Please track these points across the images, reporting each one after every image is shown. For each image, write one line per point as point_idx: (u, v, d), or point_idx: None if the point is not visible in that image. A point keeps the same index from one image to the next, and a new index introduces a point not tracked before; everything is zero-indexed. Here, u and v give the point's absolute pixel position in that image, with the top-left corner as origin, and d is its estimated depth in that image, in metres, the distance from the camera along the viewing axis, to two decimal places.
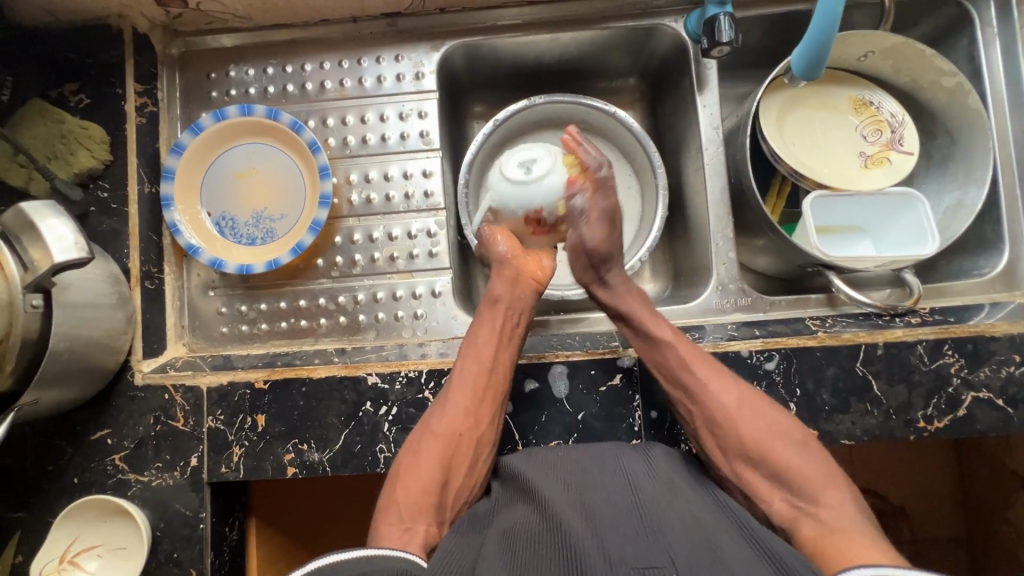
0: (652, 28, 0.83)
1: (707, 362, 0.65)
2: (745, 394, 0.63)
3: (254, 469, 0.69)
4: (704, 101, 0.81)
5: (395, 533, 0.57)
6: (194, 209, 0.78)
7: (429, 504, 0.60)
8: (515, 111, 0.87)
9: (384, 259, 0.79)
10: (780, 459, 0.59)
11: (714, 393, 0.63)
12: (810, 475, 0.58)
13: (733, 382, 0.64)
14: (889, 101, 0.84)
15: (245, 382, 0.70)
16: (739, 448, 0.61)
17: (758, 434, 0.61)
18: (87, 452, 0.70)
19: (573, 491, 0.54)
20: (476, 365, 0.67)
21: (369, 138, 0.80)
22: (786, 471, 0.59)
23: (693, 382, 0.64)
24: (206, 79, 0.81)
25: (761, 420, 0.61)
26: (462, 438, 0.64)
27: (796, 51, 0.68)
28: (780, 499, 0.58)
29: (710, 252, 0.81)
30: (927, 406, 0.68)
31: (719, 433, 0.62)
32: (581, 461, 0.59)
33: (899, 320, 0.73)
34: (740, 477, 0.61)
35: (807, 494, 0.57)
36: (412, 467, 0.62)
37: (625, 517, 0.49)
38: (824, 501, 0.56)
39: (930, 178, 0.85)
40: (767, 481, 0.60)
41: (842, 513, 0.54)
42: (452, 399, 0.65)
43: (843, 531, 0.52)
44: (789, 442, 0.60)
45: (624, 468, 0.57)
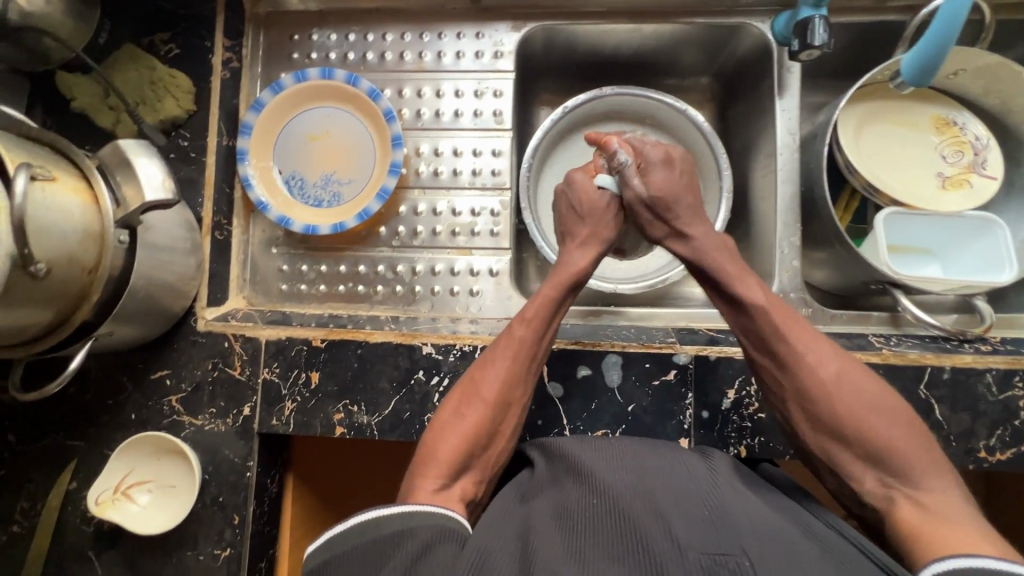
0: (737, 28, 0.81)
1: (801, 328, 0.62)
2: (845, 364, 0.60)
3: (304, 424, 0.71)
4: (783, 105, 0.80)
5: (434, 487, 0.55)
6: (266, 165, 0.79)
7: (468, 465, 0.59)
8: (586, 99, 0.87)
9: (445, 233, 0.80)
10: (878, 437, 0.55)
11: (811, 360, 0.60)
12: (913, 456, 0.53)
13: (829, 351, 0.60)
14: (974, 123, 0.82)
15: (303, 339, 0.72)
16: (831, 422, 0.57)
17: (857, 408, 0.56)
18: (146, 390, 0.72)
19: (630, 472, 0.54)
20: (529, 332, 0.66)
21: (442, 113, 0.80)
22: (885, 451, 0.54)
23: (786, 346, 0.61)
24: (289, 40, 0.82)
25: (859, 394, 0.57)
26: (507, 406, 0.63)
27: (914, 50, 0.64)
28: (877, 481, 0.54)
29: (773, 258, 0.80)
30: (990, 436, 0.66)
31: (811, 405, 0.58)
32: (630, 450, 0.58)
33: (968, 346, 0.71)
34: (830, 454, 0.57)
35: (908, 476, 0.52)
36: (456, 425, 0.61)
37: (687, 506, 0.49)
38: (926, 484, 0.52)
39: (1009, 206, 0.82)
40: (862, 459, 0.55)
41: (945, 497, 0.50)
42: (503, 363, 0.64)
43: (946, 520, 0.48)
44: (891, 420, 0.56)
45: (677, 460, 0.56)
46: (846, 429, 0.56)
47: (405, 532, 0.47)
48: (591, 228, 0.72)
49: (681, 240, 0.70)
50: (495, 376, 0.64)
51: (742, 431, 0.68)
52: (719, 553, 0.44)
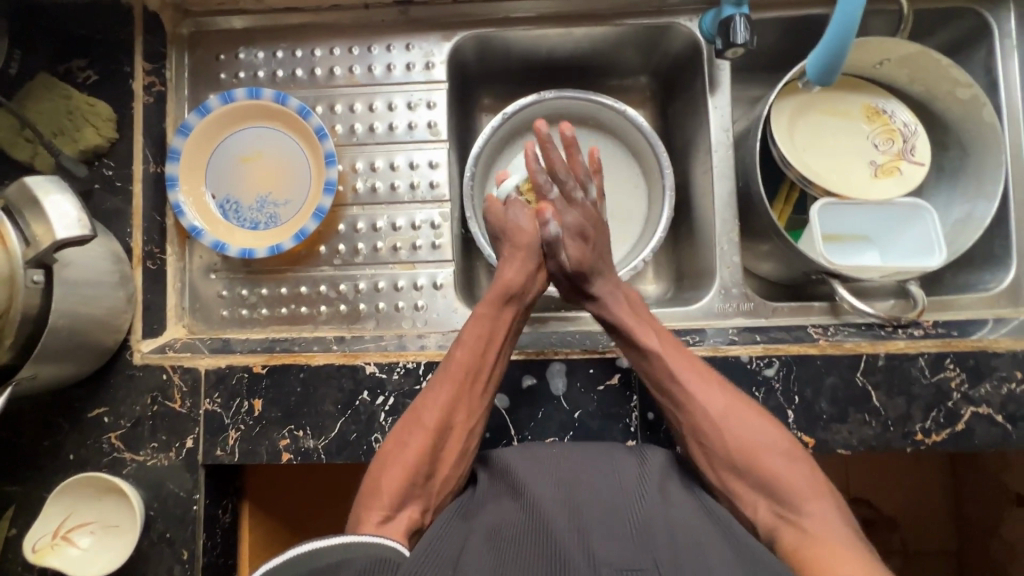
0: (667, 27, 0.82)
1: (694, 370, 0.64)
2: (735, 403, 0.62)
3: (249, 453, 0.69)
4: (716, 103, 0.80)
5: (376, 518, 0.56)
6: (198, 190, 0.77)
7: (414, 493, 0.59)
8: (524, 105, 0.87)
9: (387, 248, 0.79)
10: (767, 468, 0.58)
11: (704, 400, 0.62)
12: (798, 485, 0.56)
13: (722, 391, 0.63)
14: (903, 111, 0.83)
15: (243, 366, 0.70)
16: (727, 460, 0.60)
17: (745, 442, 0.59)
18: (84, 429, 0.70)
19: (563, 488, 0.54)
20: (469, 354, 0.67)
21: (376, 127, 0.79)
22: (773, 480, 0.57)
23: (684, 387, 0.63)
24: (215, 60, 0.80)
25: (747, 431, 0.60)
26: (451, 430, 0.64)
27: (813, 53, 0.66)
28: (768, 508, 0.57)
29: (714, 255, 0.80)
30: (925, 419, 0.68)
31: (706, 441, 0.61)
32: (570, 458, 0.59)
33: (902, 332, 0.72)
34: (727, 488, 0.59)
35: (794, 504, 0.55)
36: (399, 454, 0.61)
37: (613, 520, 0.50)
38: (810, 510, 0.54)
39: (940, 190, 0.84)
40: (755, 487, 0.58)
41: (826, 523, 0.53)
42: (445, 386, 0.65)
43: (825, 540, 0.51)
44: (777, 451, 0.59)
45: (613, 468, 0.57)
46: (739, 462, 0.59)
47: (348, 560, 0.47)
48: (512, 247, 0.73)
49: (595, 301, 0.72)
50: (440, 404, 0.64)
51: None
52: (635, 569, 0.44)
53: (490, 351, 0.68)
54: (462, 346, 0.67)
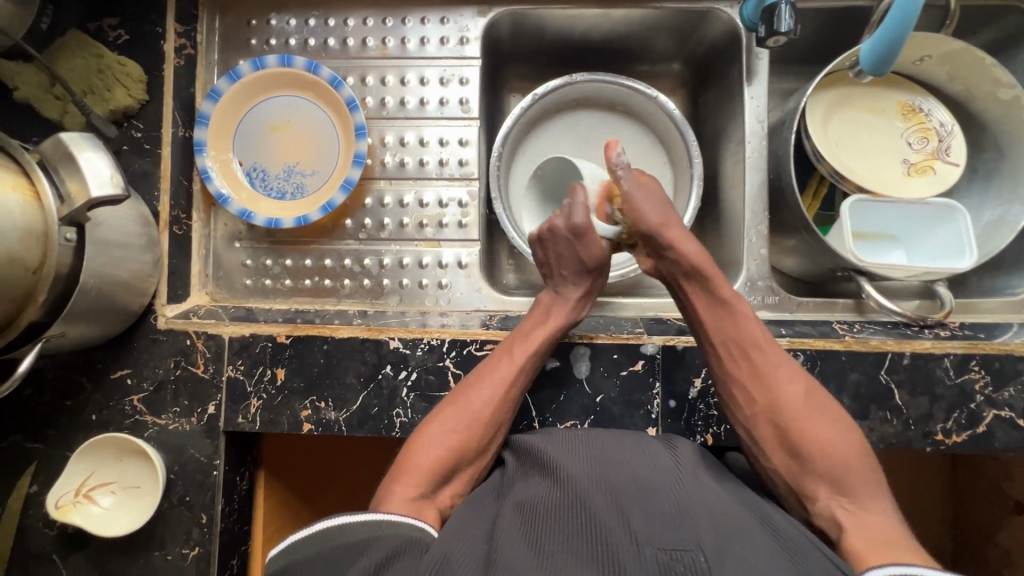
0: (706, 13, 0.80)
1: (774, 348, 0.65)
2: (811, 386, 0.62)
3: (270, 421, 0.70)
4: (752, 92, 0.79)
5: (408, 495, 0.57)
6: (226, 157, 0.77)
7: (446, 478, 0.60)
8: (555, 86, 0.86)
9: (413, 225, 0.78)
10: (831, 455, 0.57)
11: (781, 377, 0.62)
12: (863, 475, 0.56)
13: (801, 372, 0.63)
14: (939, 109, 0.82)
15: (267, 336, 0.70)
16: (791, 438, 0.59)
17: (817, 425, 0.59)
18: (107, 390, 0.70)
19: (595, 467, 0.55)
20: (520, 358, 0.66)
21: (407, 101, 0.78)
22: (835, 466, 0.57)
23: (758, 364, 0.64)
24: (246, 26, 0.79)
25: (810, 416, 0.60)
26: (494, 426, 0.64)
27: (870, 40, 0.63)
28: (827, 499, 0.56)
29: (741, 247, 0.80)
30: (947, 420, 0.68)
31: (777, 420, 0.61)
32: (599, 439, 0.59)
33: (928, 332, 0.72)
34: (790, 472, 0.59)
35: (853, 494, 0.55)
36: (439, 440, 0.62)
37: (648, 498, 0.51)
38: (867, 504, 0.54)
39: (972, 192, 0.83)
40: (815, 476, 0.57)
41: (880, 517, 0.53)
42: (495, 386, 0.64)
43: (885, 539, 0.51)
44: (847, 440, 0.58)
45: (643, 450, 0.57)
46: (802, 443, 0.59)
47: (372, 539, 0.49)
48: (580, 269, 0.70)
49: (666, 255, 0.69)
50: (489, 395, 0.64)
51: (708, 420, 0.68)
52: (675, 549, 0.45)
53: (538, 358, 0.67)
54: (512, 349, 0.66)
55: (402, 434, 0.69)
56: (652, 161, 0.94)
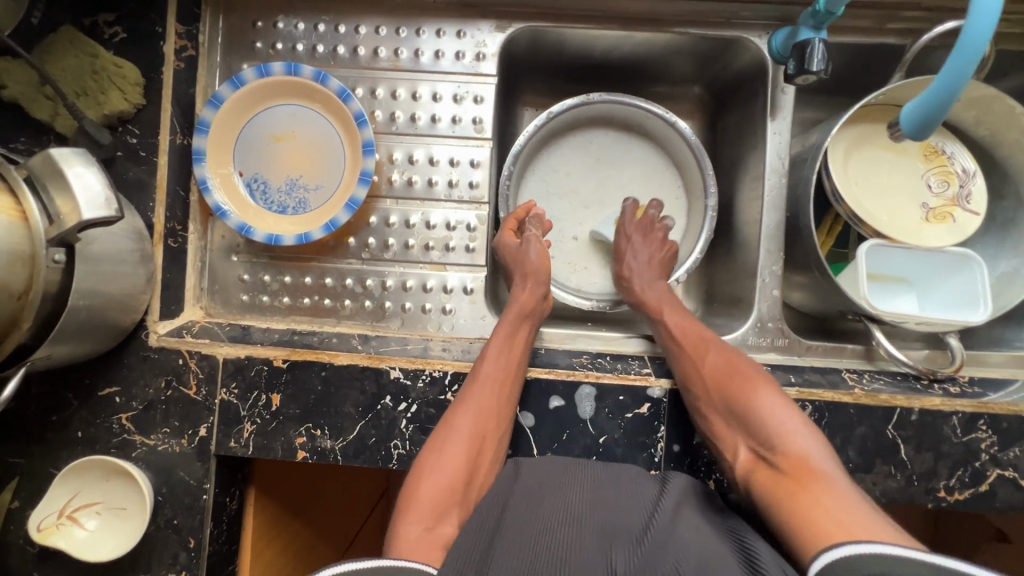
0: (733, 41, 0.77)
1: (692, 324, 0.71)
2: (722, 347, 0.67)
3: (264, 447, 0.68)
4: (775, 127, 0.77)
5: (416, 533, 0.55)
6: (225, 167, 0.73)
7: (452, 506, 0.58)
8: (571, 105, 0.83)
9: (418, 247, 0.76)
10: (749, 406, 0.61)
11: (693, 348, 0.68)
12: (772, 415, 0.59)
13: (716, 340, 0.69)
14: (962, 154, 0.80)
15: (263, 359, 0.68)
16: (717, 398, 0.63)
17: (726, 380, 0.63)
18: (94, 408, 0.68)
19: (585, 506, 0.55)
20: (497, 366, 0.66)
21: (418, 117, 0.75)
22: (752, 414, 0.60)
23: (696, 343, 0.68)
24: (252, 27, 0.75)
25: (732, 375, 0.63)
26: (484, 441, 0.63)
27: (918, 99, 0.59)
28: (749, 447, 0.60)
29: (754, 286, 0.78)
30: (951, 477, 0.67)
31: (693, 382, 0.65)
32: (591, 475, 0.60)
33: (937, 387, 0.71)
34: (714, 430, 0.63)
35: (771, 437, 0.58)
36: (434, 466, 0.60)
37: (629, 542, 0.50)
38: (784, 442, 0.57)
39: (988, 240, 0.81)
40: (739, 429, 0.61)
41: (800, 454, 0.55)
42: (476, 398, 0.64)
43: (809, 485, 0.53)
44: (756, 384, 0.62)
45: (628, 499, 0.57)
46: (723, 399, 0.62)
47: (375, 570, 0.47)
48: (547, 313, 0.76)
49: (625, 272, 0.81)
50: (473, 411, 0.63)
51: (711, 466, 0.67)
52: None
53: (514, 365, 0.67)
54: (489, 359, 0.66)
55: (399, 466, 0.67)
56: (665, 186, 0.91)
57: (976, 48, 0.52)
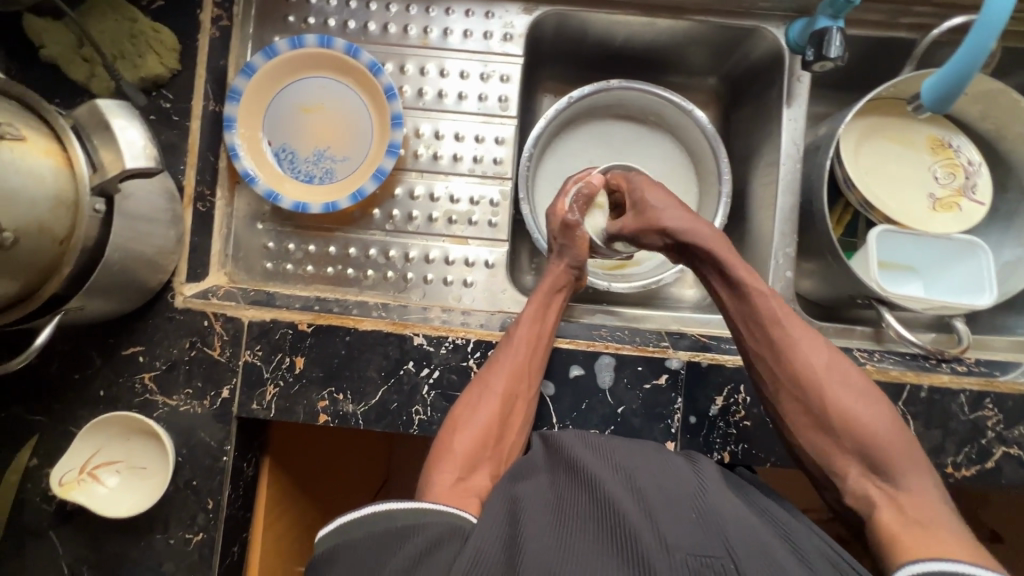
0: (751, 31, 0.80)
1: (794, 319, 0.63)
2: (834, 356, 0.61)
3: (286, 410, 0.68)
4: (791, 114, 0.79)
5: (449, 482, 0.58)
6: (255, 135, 0.74)
7: (483, 459, 0.62)
8: (592, 91, 0.85)
9: (442, 220, 0.77)
10: (867, 430, 0.56)
11: (800, 349, 0.61)
12: (895, 448, 0.55)
13: (821, 343, 0.62)
14: (968, 147, 0.83)
15: (288, 323, 0.69)
16: (824, 418, 0.58)
17: (841, 401, 0.58)
18: (117, 366, 0.68)
19: (622, 474, 0.54)
20: (530, 329, 0.68)
21: (445, 94, 0.77)
22: (869, 443, 0.55)
23: (784, 330, 0.62)
24: (285, 2, 0.77)
25: (854, 385, 0.59)
26: (516, 400, 0.66)
27: (938, 73, 0.63)
28: (860, 475, 0.56)
29: (767, 267, 0.80)
30: (958, 453, 0.69)
31: (802, 394, 0.59)
32: (624, 447, 0.58)
33: (945, 366, 0.73)
34: (817, 450, 0.58)
35: (891, 474, 0.54)
36: (468, 419, 0.63)
37: (676, 505, 0.50)
38: (907, 483, 0.53)
39: (992, 230, 0.84)
40: (849, 454, 0.56)
41: (925, 498, 0.52)
42: (510, 358, 0.66)
43: (926, 519, 0.50)
44: (874, 408, 0.57)
45: (661, 456, 0.56)
46: (837, 420, 0.57)
47: (416, 526, 0.48)
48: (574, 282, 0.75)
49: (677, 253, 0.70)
50: (507, 372, 0.65)
51: (727, 437, 0.69)
52: (706, 555, 0.45)
53: (545, 330, 0.69)
54: (524, 322, 0.68)
55: (419, 432, 0.68)
56: (680, 173, 0.94)
57: (1000, 19, 0.55)
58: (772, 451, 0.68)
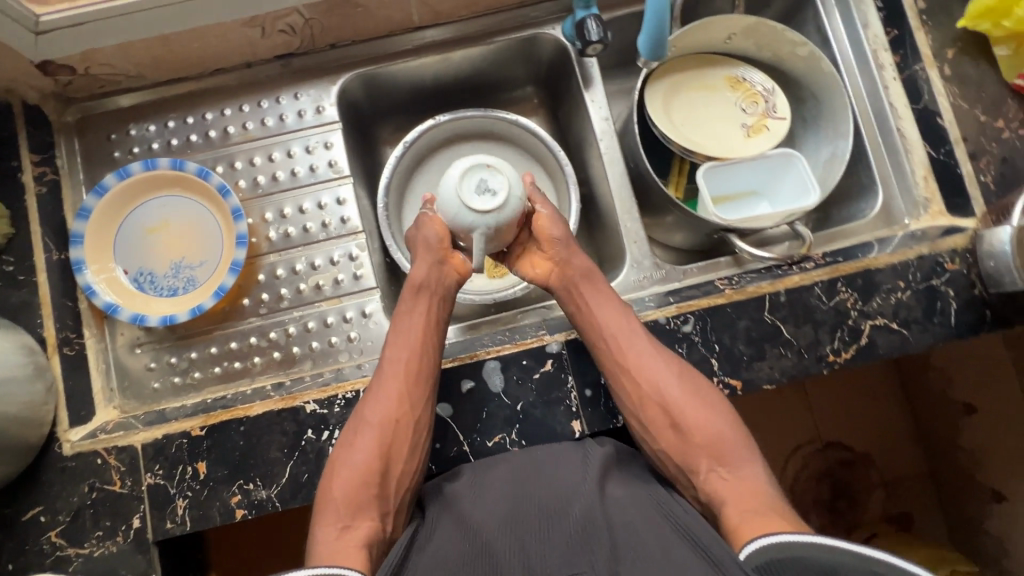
0: (534, 38, 0.88)
1: (650, 342, 0.72)
2: (684, 370, 0.71)
3: (201, 518, 0.68)
4: (592, 97, 0.87)
5: (333, 535, 0.61)
6: (109, 269, 0.77)
7: (368, 499, 0.64)
8: (422, 131, 0.91)
9: (310, 288, 0.80)
10: (710, 431, 0.67)
11: (657, 369, 0.70)
12: (729, 445, 0.67)
13: (675, 360, 0.71)
14: (758, 75, 0.92)
15: (181, 432, 0.70)
16: (676, 424, 0.69)
17: (689, 409, 0.68)
18: (20, 534, 0.67)
19: (510, 509, 0.60)
20: (404, 358, 0.71)
21: (279, 175, 0.82)
22: (712, 441, 0.67)
23: (632, 355, 0.71)
24: (107, 140, 0.81)
25: (704, 393, 0.69)
26: (397, 427, 0.68)
27: (642, 33, 0.77)
28: (706, 467, 0.66)
29: (620, 234, 0.85)
30: (833, 340, 0.73)
31: (661, 407, 0.69)
32: (518, 475, 0.64)
33: (796, 268, 0.78)
34: (671, 450, 0.69)
35: (728, 462, 0.66)
36: (349, 459, 0.66)
37: (556, 528, 0.57)
38: (740, 469, 0.65)
39: (809, 136, 0.92)
40: (700, 451, 0.67)
41: (750, 480, 0.64)
42: (385, 391, 0.69)
43: (755, 501, 0.60)
44: (718, 412, 0.68)
45: (552, 478, 0.63)
46: (687, 424, 0.68)
47: None
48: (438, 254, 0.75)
49: (546, 271, 0.79)
50: (383, 403, 0.69)
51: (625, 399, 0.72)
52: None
53: (424, 344, 0.73)
54: (394, 348, 0.72)
55: None
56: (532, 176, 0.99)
57: None
58: None
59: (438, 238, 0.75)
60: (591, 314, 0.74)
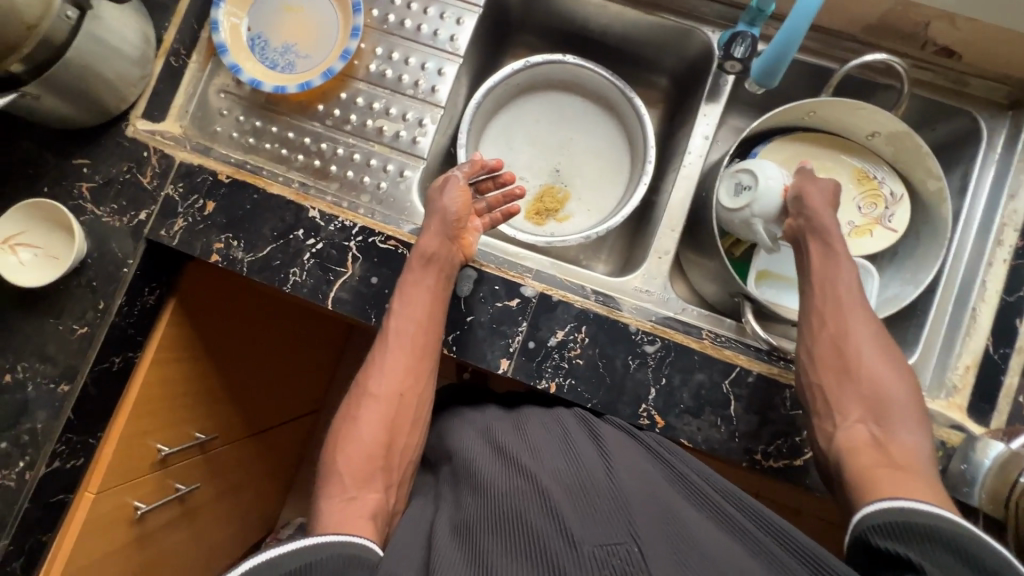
0: (690, 31, 0.87)
1: (861, 302, 0.69)
2: (870, 325, 0.68)
3: (186, 243, 0.78)
4: (706, 110, 0.86)
5: (338, 504, 0.61)
6: (238, 19, 0.86)
7: (376, 470, 0.65)
8: (548, 59, 0.93)
9: (373, 127, 0.86)
10: (886, 388, 0.64)
11: (835, 317, 0.68)
12: (908, 412, 0.62)
13: (866, 316, 0.68)
14: (891, 179, 0.85)
15: (210, 170, 0.79)
16: (845, 368, 0.66)
17: (874, 369, 0.65)
18: (63, 171, 0.80)
19: (522, 466, 0.61)
20: (414, 326, 0.72)
21: (407, 23, 0.87)
22: (884, 398, 0.63)
23: (839, 301, 0.69)
24: None
25: (877, 357, 0.65)
26: (401, 398, 0.71)
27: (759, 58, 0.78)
28: (859, 420, 0.63)
29: (651, 244, 0.85)
30: (770, 444, 0.72)
31: (839, 353, 0.67)
32: (542, 441, 0.65)
33: (783, 363, 0.75)
34: (827, 391, 0.66)
35: (890, 421, 0.62)
36: (354, 431, 0.68)
37: (585, 497, 0.57)
38: (901, 431, 0.61)
39: (889, 269, 0.86)
40: (858, 399, 0.64)
41: (909, 446, 0.60)
42: (393, 358, 0.71)
43: (905, 468, 0.57)
44: (894, 370, 0.65)
45: (566, 451, 0.64)
46: (847, 370, 0.65)
47: None
48: (451, 225, 0.76)
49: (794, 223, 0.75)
50: (387, 373, 0.71)
51: (557, 369, 0.74)
52: (612, 543, 0.52)
53: (431, 319, 0.73)
54: (404, 311, 0.73)
55: (291, 291, 0.76)
56: (616, 156, 0.99)
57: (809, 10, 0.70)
58: (596, 394, 0.73)
59: (457, 214, 0.77)
60: (826, 264, 0.71)
